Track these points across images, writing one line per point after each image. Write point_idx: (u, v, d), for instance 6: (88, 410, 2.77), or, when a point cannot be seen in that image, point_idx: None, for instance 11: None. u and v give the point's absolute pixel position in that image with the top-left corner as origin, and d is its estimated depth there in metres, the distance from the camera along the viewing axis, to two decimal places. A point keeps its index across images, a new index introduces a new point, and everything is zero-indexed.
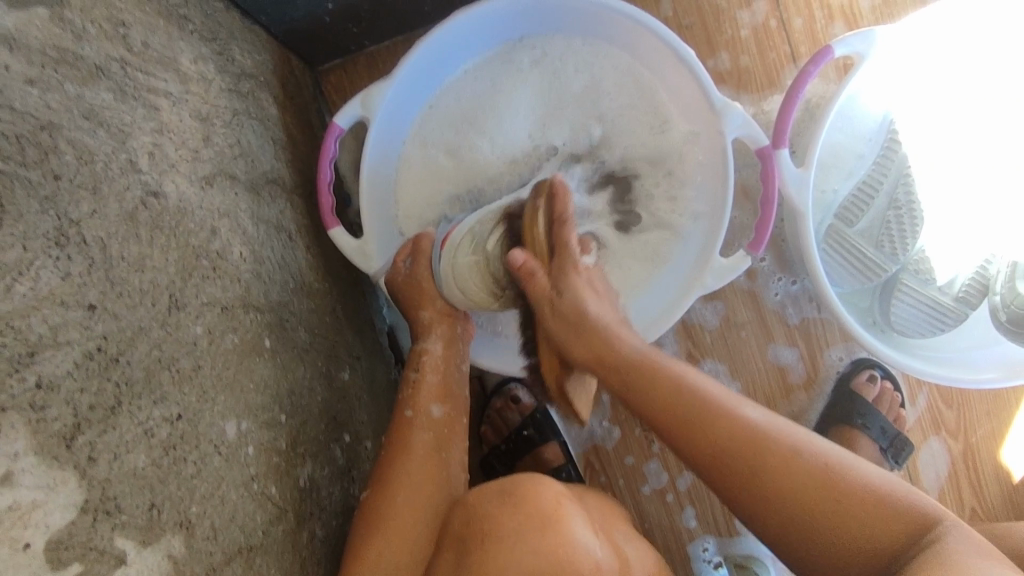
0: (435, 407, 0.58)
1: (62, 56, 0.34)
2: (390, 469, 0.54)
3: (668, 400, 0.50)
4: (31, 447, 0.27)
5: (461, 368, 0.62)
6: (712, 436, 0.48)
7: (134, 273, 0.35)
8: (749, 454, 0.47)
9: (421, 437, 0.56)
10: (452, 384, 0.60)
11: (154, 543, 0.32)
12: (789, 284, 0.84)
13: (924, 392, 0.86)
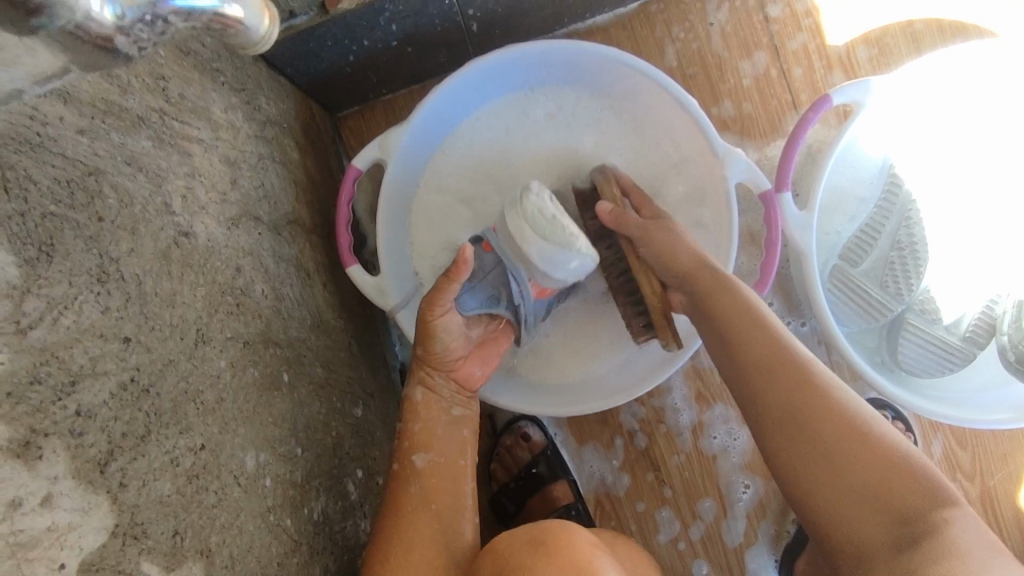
0: (419, 455, 0.59)
1: (109, 108, 0.37)
2: (388, 524, 0.55)
3: (780, 380, 0.47)
4: (69, 471, 0.28)
5: (451, 413, 0.62)
6: (824, 422, 0.45)
7: (166, 308, 0.37)
8: (875, 464, 0.43)
9: (413, 489, 0.57)
10: (439, 429, 0.60)
11: (176, 569, 0.33)
12: (799, 325, 0.86)
13: (938, 436, 0.86)
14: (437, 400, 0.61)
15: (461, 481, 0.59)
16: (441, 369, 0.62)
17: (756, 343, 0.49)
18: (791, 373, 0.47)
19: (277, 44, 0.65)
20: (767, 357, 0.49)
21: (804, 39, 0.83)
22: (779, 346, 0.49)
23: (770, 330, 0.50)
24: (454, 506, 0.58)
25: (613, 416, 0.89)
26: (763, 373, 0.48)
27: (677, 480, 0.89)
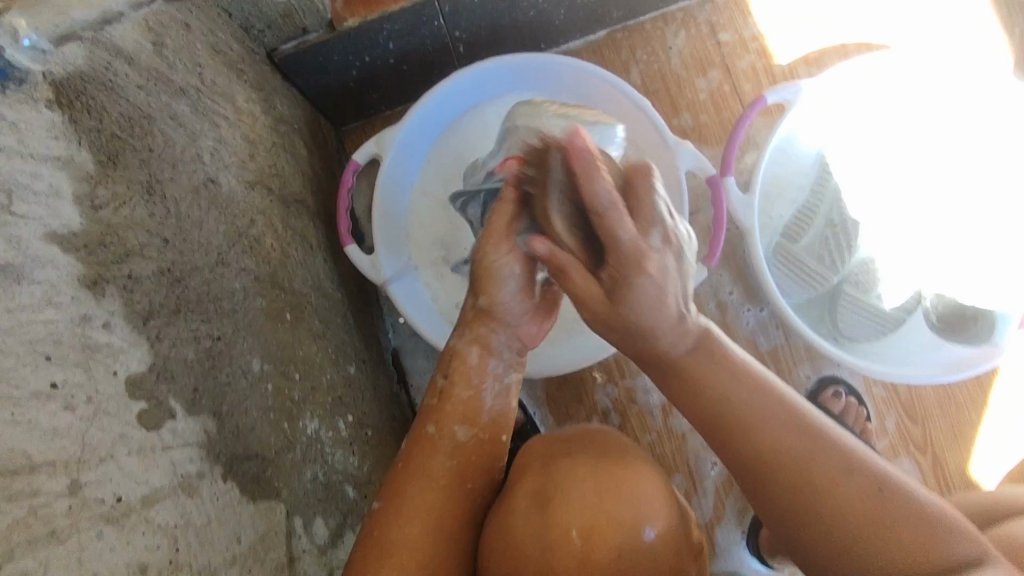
0: (459, 429, 0.52)
1: (158, 75, 0.48)
2: (403, 483, 0.50)
3: (765, 437, 0.48)
4: (122, 313, 0.36)
5: (492, 377, 0.55)
6: (815, 487, 0.46)
7: (195, 229, 0.47)
8: (858, 522, 0.45)
9: (441, 462, 0.51)
10: (481, 399, 0.54)
11: (196, 416, 0.40)
12: (758, 312, 0.93)
13: (893, 415, 0.92)
14: (491, 358, 0.54)
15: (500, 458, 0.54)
16: (508, 320, 0.54)
17: (728, 402, 0.49)
18: (775, 430, 0.48)
19: (292, 56, 0.77)
20: (750, 416, 0.48)
21: (751, 59, 0.94)
22: (763, 404, 0.49)
23: (733, 378, 0.50)
24: (484, 482, 0.53)
25: (588, 395, 0.95)
26: (730, 426, 0.49)
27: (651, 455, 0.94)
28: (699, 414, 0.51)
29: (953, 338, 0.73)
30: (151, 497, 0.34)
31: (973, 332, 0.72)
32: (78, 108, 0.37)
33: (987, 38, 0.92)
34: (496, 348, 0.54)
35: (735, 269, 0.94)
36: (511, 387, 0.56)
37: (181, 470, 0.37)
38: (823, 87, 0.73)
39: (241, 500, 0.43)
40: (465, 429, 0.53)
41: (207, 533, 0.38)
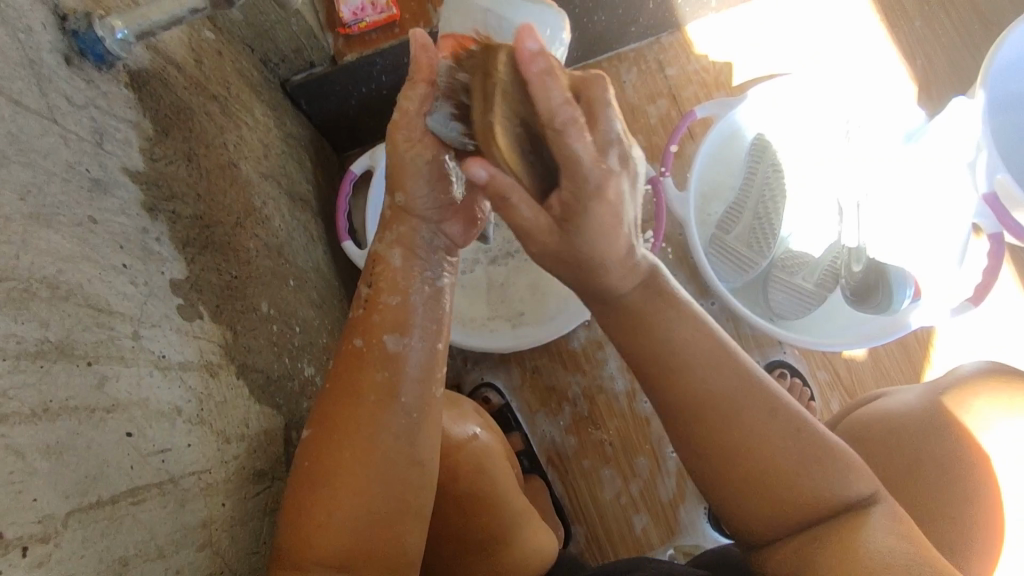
0: (385, 337, 0.54)
1: (196, 82, 0.62)
2: (334, 404, 0.52)
3: (699, 385, 0.51)
4: (169, 235, 0.49)
5: (423, 280, 0.56)
6: (743, 437, 0.51)
7: (221, 195, 0.60)
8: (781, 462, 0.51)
9: (373, 374, 0.53)
10: (409, 307, 0.55)
11: (217, 323, 0.52)
12: (709, 305, 0.97)
13: (836, 397, 0.95)
14: (415, 260, 0.56)
15: (418, 372, 0.54)
16: (428, 215, 0.56)
17: (671, 346, 0.51)
18: (715, 376, 0.51)
19: (301, 86, 0.91)
20: (688, 361, 0.51)
21: (694, 90, 1.08)
22: (704, 355, 0.51)
23: (679, 317, 0.52)
24: (414, 398, 0.53)
25: (558, 381, 1.00)
26: (668, 366, 0.51)
27: (616, 440, 0.98)
28: (642, 351, 0.52)
29: (862, 307, 0.87)
30: (185, 365, 0.45)
31: (876, 300, 0.86)
32: (142, 92, 0.51)
33: (895, 72, 1.06)
34: (420, 251, 0.56)
35: None
36: (444, 308, 0.56)
37: (205, 357, 0.49)
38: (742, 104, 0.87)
39: (247, 398, 0.53)
40: (390, 341, 0.54)
41: (222, 408, 0.49)
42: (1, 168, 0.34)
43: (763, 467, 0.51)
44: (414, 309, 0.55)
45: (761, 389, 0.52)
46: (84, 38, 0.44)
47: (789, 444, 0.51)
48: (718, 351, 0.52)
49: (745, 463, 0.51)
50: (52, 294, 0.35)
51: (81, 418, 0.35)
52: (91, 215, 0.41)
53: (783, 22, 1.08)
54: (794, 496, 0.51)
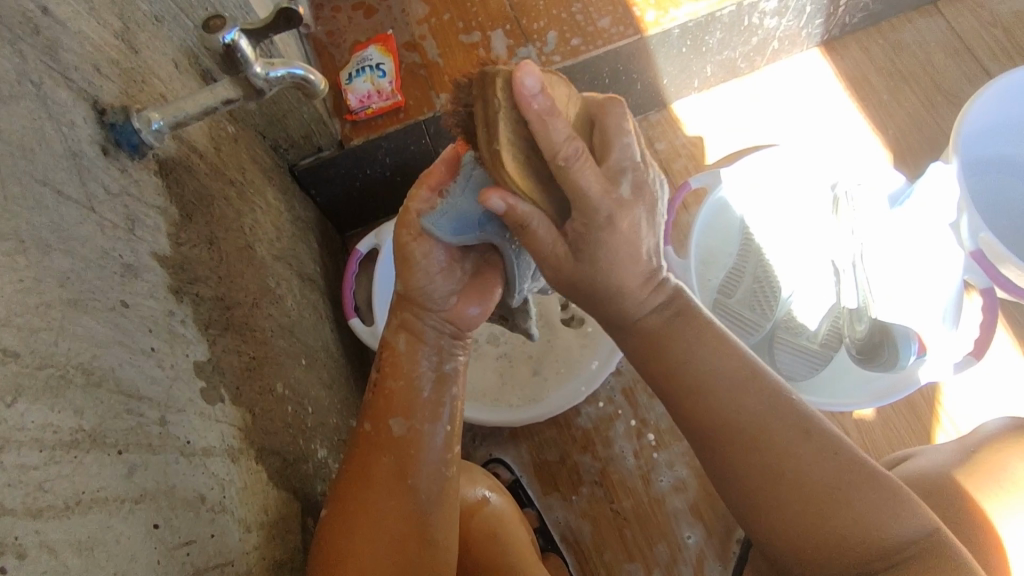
0: (394, 422, 0.54)
1: (216, 168, 0.64)
2: (348, 493, 0.52)
3: (745, 417, 0.50)
4: (194, 318, 0.49)
5: (427, 367, 0.55)
6: (785, 466, 0.49)
7: (241, 278, 0.60)
8: (819, 485, 0.49)
9: (382, 460, 0.53)
10: (415, 395, 0.54)
11: (239, 405, 0.51)
12: None
13: None
14: (421, 345, 0.55)
15: (439, 457, 0.54)
16: (432, 309, 0.55)
17: (704, 364, 0.52)
18: (745, 404, 0.51)
19: (308, 170, 0.93)
20: (723, 391, 0.51)
21: (684, 162, 1.13)
22: (735, 380, 0.51)
23: (713, 336, 0.53)
24: (429, 480, 0.53)
25: (569, 455, 0.98)
26: (704, 381, 0.52)
27: (632, 516, 0.95)
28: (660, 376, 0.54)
29: (869, 364, 0.87)
30: (208, 450, 0.44)
31: (883, 358, 0.85)
32: (170, 179, 0.53)
33: (868, 142, 1.13)
34: (425, 337, 0.55)
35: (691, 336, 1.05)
36: (451, 390, 0.56)
37: (227, 441, 0.47)
38: (734, 175, 0.92)
39: (265, 483, 0.51)
40: (406, 424, 0.54)
41: (243, 495, 0.47)
42: (44, 256, 0.35)
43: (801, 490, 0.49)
44: (442, 396, 0.55)
45: (801, 418, 0.51)
46: (121, 129, 0.46)
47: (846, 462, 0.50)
48: (748, 376, 0.52)
49: (794, 487, 0.49)
50: (86, 380, 0.35)
51: (111, 510, 0.33)
52: (123, 299, 0.41)
53: (759, 100, 1.15)
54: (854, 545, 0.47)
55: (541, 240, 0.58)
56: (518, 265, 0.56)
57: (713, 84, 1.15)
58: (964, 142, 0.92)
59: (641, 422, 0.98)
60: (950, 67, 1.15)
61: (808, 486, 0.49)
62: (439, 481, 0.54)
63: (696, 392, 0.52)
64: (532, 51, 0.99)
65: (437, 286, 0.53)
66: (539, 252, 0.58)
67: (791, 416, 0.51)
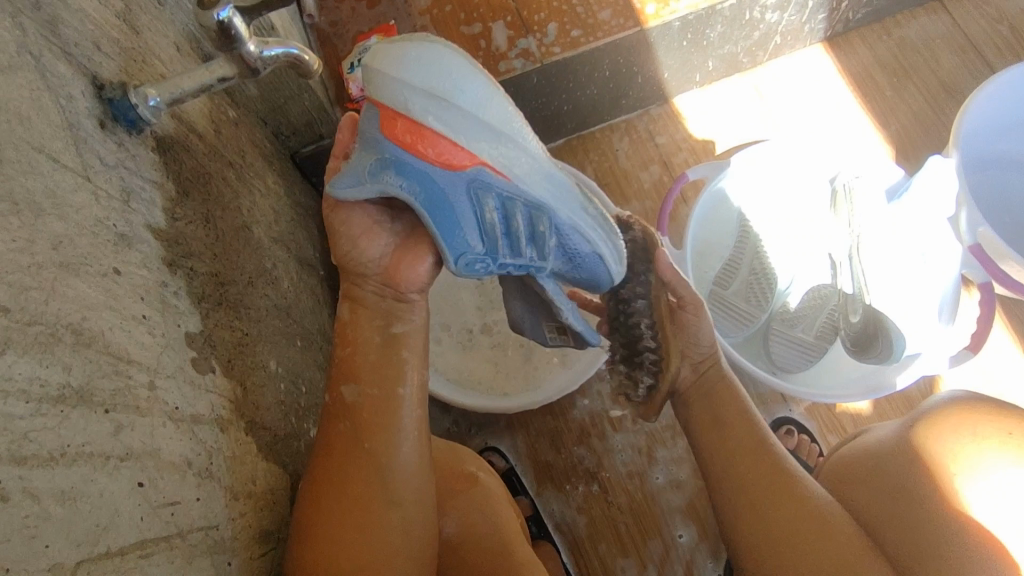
0: (346, 390, 0.55)
1: (215, 149, 0.65)
2: (320, 466, 0.53)
3: (764, 467, 0.65)
4: (187, 290, 0.50)
5: (381, 332, 0.56)
6: (805, 533, 0.61)
7: (236, 256, 0.61)
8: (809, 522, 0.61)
9: (341, 428, 0.54)
10: (370, 363, 0.55)
11: (230, 377, 0.52)
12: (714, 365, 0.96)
13: None
14: (365, 310, 0.57)
15: (401, 418, 0.54)
16: (368, 273, 0.57)
17: (736, 451, 0.67)
18: (779, 489, 0.64)
19: (309, 158, 0.94)
20: (759, 475, 0.65)
21: (684, 156, 1.13)
22: (765, 465, 0.65)
23: (744, 421, 0.69)
24: (404, 452, 0.54)
25: (564, 445, 0.98)
26: (735, 456, 0.67)
27: (626, 506, 0.95)
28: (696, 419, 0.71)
29: (863, 357, 0.87)
30: (197, 418, 0.45)
31: (876, 350, 0.85)
32: (167, 155, 0.54)
33: (869, 138, 1.13)
34: (368, 303, 0.57)
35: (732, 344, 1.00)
36: (404, 355, 0.56)
37: (216, 411, 0.48)
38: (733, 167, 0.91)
39: (254, 455, 0.52)
40: (361, 391, 0.54)
41: (231, 464, 0.48)
42: (37, 219, 0.36)
43: (808, 546, 0.60)
44: (399, 359, 0.56)
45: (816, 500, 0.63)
46: (119, 105, 0.47)
47: (852, 534, 0.61)
48: (773, 459, 0.66)
49: (810, 542, 0.60)
50: (75, 340, 0.36)
51: (95, 465, 0.34)
52: (115, 267, 0.42)
53: (762, 95, 1.15)
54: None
55: (481, 213, 0.52)
56: (442, 231, 0.52)
57: (715, 78, 1.15)
58: (967, 138, 0.92)
59: (636, 413, 0.98)
60: (955, 64, 1.15)
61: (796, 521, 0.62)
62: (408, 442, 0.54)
63: (710, 428, 0.69)
64: (532, 43, 0.99)
65: (369, 248, 0.57)
66: (487, 221, 0.52)
67: (811, 500, 0.63)
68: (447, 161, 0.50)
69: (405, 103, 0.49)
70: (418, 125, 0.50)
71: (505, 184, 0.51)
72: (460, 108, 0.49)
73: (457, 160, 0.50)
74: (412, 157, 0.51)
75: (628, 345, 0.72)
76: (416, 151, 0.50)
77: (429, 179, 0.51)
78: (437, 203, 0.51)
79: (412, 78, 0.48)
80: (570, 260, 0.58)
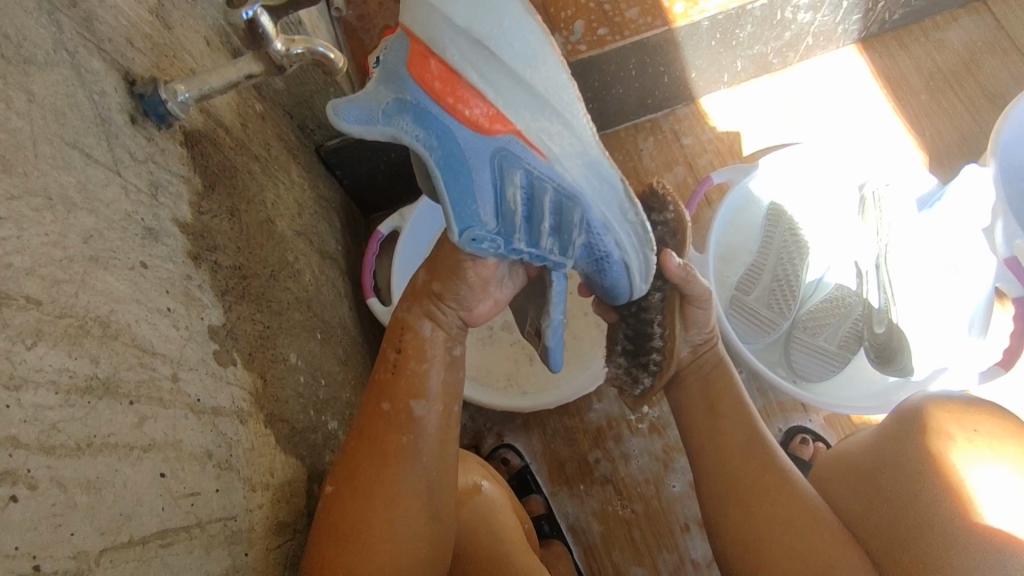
0: (391, 404, 0.55)
1: (242, 144, 0.66)
2: (349, 469, 0.53)
3: (750, 460, 0.65)
4: (211, 285, 0.51)
5: (449, 352, 0.59)
6: (780, 525, 0.60)
7: (259, 250, 0.62)
8: (789, 518, 0.61)
9: (378, 437, 0.54)
10: (418, 382, 0.56)
11: (251, 370, 0.53)
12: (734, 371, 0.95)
13: None
14: (442, 331, 0.59)
15: (423, 444, 0.55)
16: (451, 300, 0.59)
17: (723, 440, 0.66)
18: (759, 480, 0.63)
19: (335, 151, 0.94)
20: (740, 465, 0.65)
21: (709, 158, 1.12)
22: (751, 457, 0.65)
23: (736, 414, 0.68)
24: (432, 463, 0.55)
25: (578, 445, 0.98)
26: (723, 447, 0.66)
27: (640, 509, 0.94)
28: (694, 400, 0.70)
29: (886, 369, 0.86)
30: (218, 410, 0.46)
31: (899, 364, 0.84)
32: (195, 150, 0.55)
33: (902, 143, 1.10)
34: (444, 323, 0.59)
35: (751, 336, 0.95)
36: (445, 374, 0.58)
37: (236, 403, 0.49)
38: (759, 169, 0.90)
39: (273, 447, 0.53)
40: (394, 406, 0.55)
41: (250, 455, 0.49)
42: (69, 214, 0.37)
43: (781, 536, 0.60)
44: (418, 374, 0.57)
45: (798, 493, 0.62)
46: (149, 100, 0.48)
47: (832, 528, 0.60)
48: (766, 454, 0.65)
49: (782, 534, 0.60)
50: (103, 333, 0.37)
51: (119, 455, 0.35)
52: (142, 260, 0.43)
53: (791, 95, 1.13)
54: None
55: (503, 186, 0.51)
56: (454, 198, 0.51)
57: (743, 79, 1.13)
58: (1005, 147, 0.89)
59: (652, 417, 0.98)
60: (995, 67, 1.11)
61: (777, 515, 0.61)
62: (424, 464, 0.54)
63: (711, 409, 0.68)
64: (558, 40, 0.99)
65: (481, 276, 0.57)
66: (510, 197, 0.52)
67: (791, 491, 0.62)
68: (475, 120, 0.49)
69: (443, 44, 0.47)
70: (457, 75, 0.47)
71: (539, 160, 0.50)
72: (501, 60, 0.47)
73: (487, 122, 0.49)
74: (441, 109, 0.49)
75: (634, 341, 0.68)
76: (446, 103, 0.48)
77: (451, 135, 0.49)
78: (457, 164, 0.50)
79: (457, 16, 0.46)
80: (594, 261, 0.58)
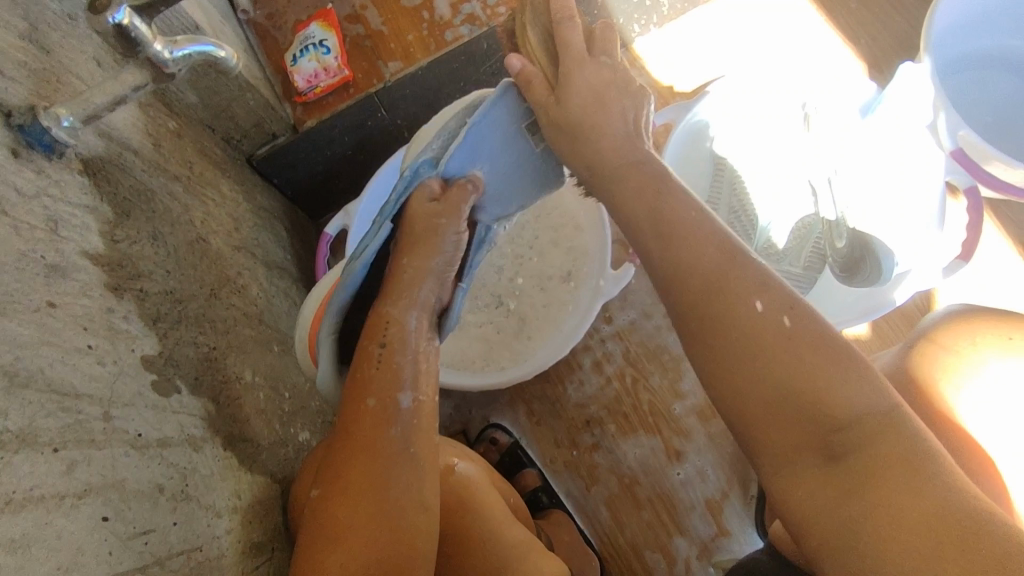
0: (370, 399, 0.51)
1: (159, 165, 0.63)
2: (343, 474, 0.48)
3: (707, 261, 0.51)
4: (139, 314, 0.48)
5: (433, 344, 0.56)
6: (794, 379, 0.45)
7: (191, 268, 0.59)
8: (771, 340, 0.46)
9: (366, 435, 0.49)
10: (393, 376, 0.51)
11: (199, 395, 0.51)
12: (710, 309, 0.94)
13: None
14: (407, 300, 0.55)
15: (410, 439, 0.51)
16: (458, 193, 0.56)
17: (735, 322, 0.48)
18: (755, 323, 0.47)
19: (266, 159, 0.90)
20: (769, 341, 0.46)
21: (652, 102, 1.09)
22: (714, 260, 0.51)
23: (760, 284, 0.49)
24: (411, 462, 0.50)
25: (566, 410, 0.97)
26: (758, 352, 0.46)
27: (634, 460, 0.95)
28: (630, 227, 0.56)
29: (852, 281, 0.86)
30: (166, 441, 0.44)
31: (865, 273, 0.85)
32: (99, 177, 0.51)
33: (840, 57, 1.09)
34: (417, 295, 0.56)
35: (744, 224, 0.93)
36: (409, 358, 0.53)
37: (187, 431, 0.47)
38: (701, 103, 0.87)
39: (236, 468, 0.52)
40: (382, 403, 0.50)
41: (210, 482, 0.48)
42: None
43: (803, 404, 0.45)
44: (400, 368, 0.52)
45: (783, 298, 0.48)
46: (30, 131, 0.44)
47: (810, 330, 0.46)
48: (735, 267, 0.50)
49: (793, 391, 0.45)
50: (10, 383, 0.34)
51: (49, 507, 0.34)
52: (49, 299, 0.40)
53: (724, 24, 1.10)
54: (840, 441, 0.44)
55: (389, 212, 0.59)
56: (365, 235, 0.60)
57: (675, 15, 1.10)
58: (938, 38, 0.88)
59: (636, 372, 0.97)
60: None
61: (764, 364, 0.46)
62: (411, 470, 0.50)
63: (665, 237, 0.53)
64: (476, 6, 0.97)
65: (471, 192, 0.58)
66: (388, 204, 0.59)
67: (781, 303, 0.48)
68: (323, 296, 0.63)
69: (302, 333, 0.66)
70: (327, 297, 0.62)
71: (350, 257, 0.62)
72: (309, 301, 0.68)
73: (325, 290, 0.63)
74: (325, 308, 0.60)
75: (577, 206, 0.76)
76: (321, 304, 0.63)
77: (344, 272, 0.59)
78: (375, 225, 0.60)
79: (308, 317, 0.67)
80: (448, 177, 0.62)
